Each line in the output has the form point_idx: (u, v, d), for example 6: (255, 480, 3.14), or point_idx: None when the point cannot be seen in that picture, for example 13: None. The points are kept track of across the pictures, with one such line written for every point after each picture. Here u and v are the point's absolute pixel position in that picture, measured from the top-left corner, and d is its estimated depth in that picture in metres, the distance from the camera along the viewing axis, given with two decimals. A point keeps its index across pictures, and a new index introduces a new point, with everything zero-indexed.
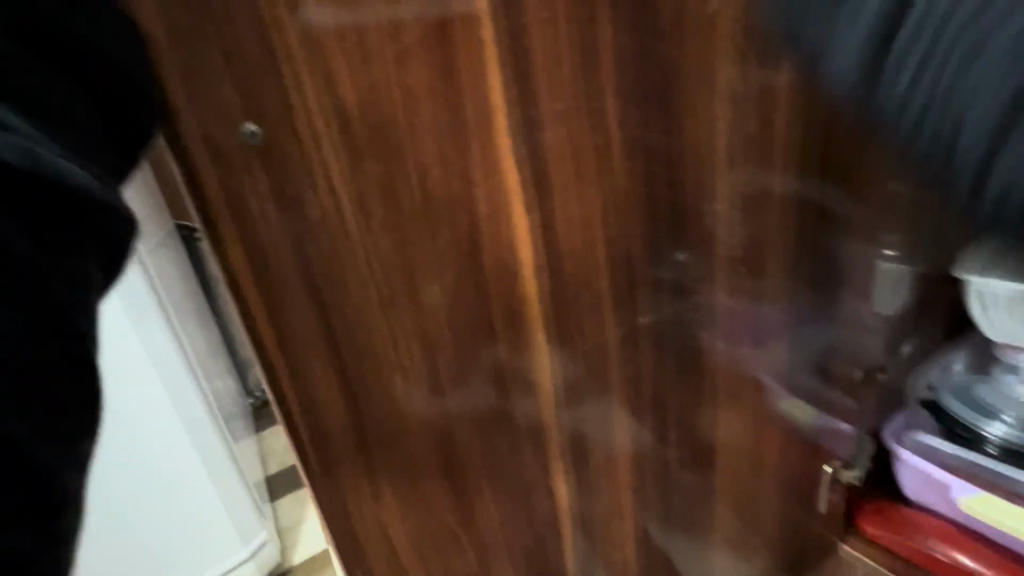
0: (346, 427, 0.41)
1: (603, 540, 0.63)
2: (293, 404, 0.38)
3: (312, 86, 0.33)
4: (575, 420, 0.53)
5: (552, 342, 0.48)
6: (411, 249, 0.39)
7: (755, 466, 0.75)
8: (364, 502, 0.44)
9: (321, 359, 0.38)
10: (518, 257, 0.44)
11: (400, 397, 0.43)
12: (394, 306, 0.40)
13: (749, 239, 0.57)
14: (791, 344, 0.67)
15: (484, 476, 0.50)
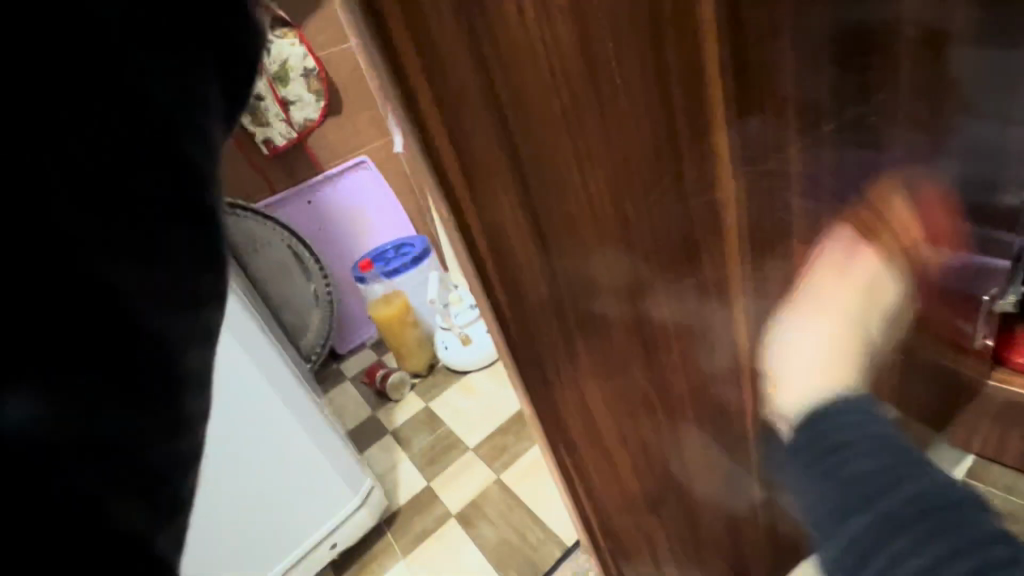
0: (536, 272, 0.35)
1: (780, 401, 0.58)
2: (486, 255, 0.33)
3: None
4: (759, 261, 0.46)
5: (742, 159, 0.41)
6: (594, 31, 0.32)
7: (910, 306, 0.69)
8: (563, 370, 0.39)
9: (507, 195, 0.32)
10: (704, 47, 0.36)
11: (587, 231, 0.36)
12: (581, 116, 0.33)
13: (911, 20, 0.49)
14: (936, 162, 0.63)
15: (673, 330, 0.44)
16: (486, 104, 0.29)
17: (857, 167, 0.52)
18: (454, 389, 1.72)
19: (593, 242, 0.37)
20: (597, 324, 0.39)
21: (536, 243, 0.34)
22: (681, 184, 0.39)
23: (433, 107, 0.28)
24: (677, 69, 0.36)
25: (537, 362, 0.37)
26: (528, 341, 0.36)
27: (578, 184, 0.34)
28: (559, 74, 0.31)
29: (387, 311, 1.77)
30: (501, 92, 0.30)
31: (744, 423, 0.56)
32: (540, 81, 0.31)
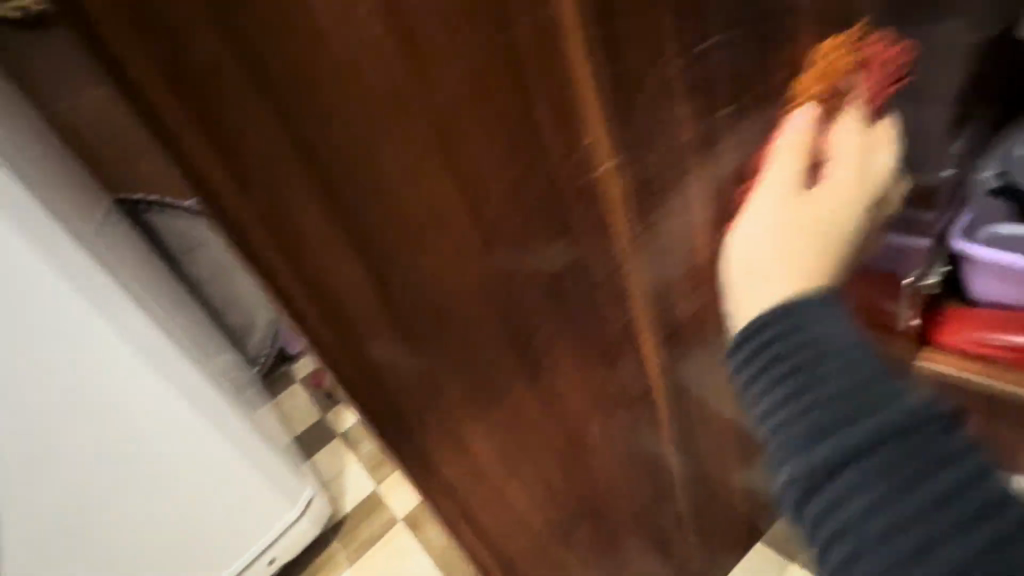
0: (373, 309, 0.30)
1: (705, 417, 0.53)
2: (294, 286, 0.28)
3: None
4: (660, 267, 0.42)
5: (622, 161, 0.36)
6: (400, 18, 0.27)
7: (833, 299, 0.68)
8: (426, 406, 0.34)
9: (311, 214, 0.27)
10: (563, 33, 0.31)
11: (432, 255, 0.31)
12: (399, 118, 0.28)
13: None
14: (857, 146, 0.60)
15: (562, 350, 0.39)
16: (273, 118, 0.25)
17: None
18: None
19: (443, 266, 0.32)
20: (459, 352, 0.34)
21: (369, 276, 0.29)
22: (548, 195, 0.35)
23: (194, 128, 0.23)
24: (531, 64, 0.31)
25: (389, 404, 0.33)
26: (375, 385, 0.32)
27: (415, 205, 0.30)
28: (368, 79, 0.26)
29: None
30: (291, 104, 0.25)
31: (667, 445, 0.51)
32: (337, 80, 0.26)
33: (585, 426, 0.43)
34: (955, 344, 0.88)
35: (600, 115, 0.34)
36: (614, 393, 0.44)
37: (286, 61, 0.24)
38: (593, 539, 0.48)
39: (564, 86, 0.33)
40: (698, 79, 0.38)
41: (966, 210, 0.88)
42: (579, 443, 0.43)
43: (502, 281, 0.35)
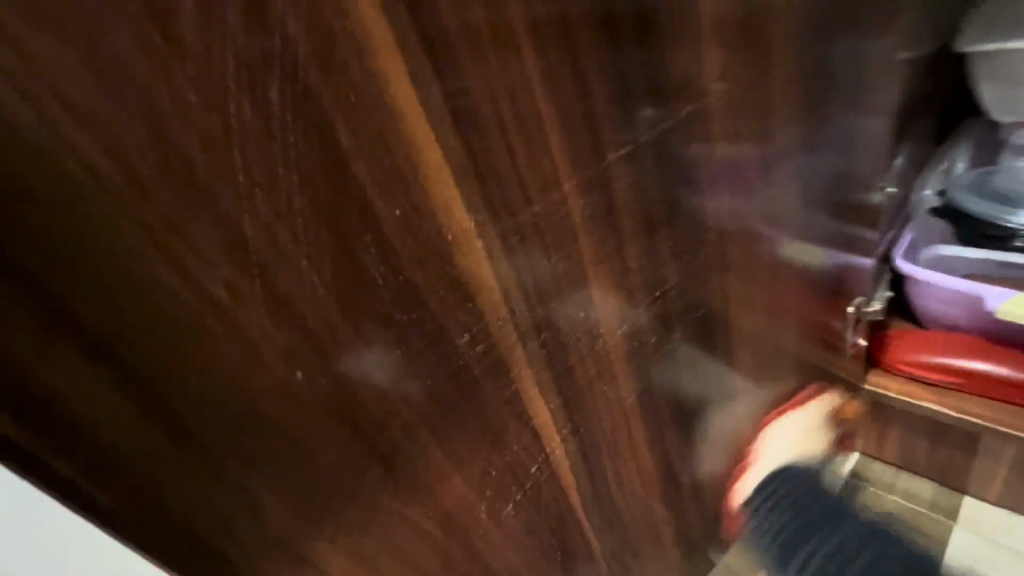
0: (175, 466, 0.23)
1: (623, 478, 0.48)
2: (48, 464, 0.20)
3: None
4: (548, 331, 0.37)
5: (484, 221, 0.30)
6: (158, 96, 0.19)
7: (774, 338, 0.63)
8: (251, 538, 0.27)
9: (57, 373, 0.19)
10: (383, 81, 0.24)
11: (232, 354, 0.24)
12: (179, 232, 0.21)
13: (737, 16, 0.39)
14: (796, 176, 0.54)
15: (431, 437, 0.33)
16: None
17: (685, 183, 0.41)
18: None
19: (253, 365, 0.24)
20: (298, 476, 0.27)
21: (140, 403, 0.22)
22: (407, 280, 0.28)
23: None
24: (337, 98, 0.23)
25: (198, 556, 0.25)
26: (180, 534, 0.24)
27: (193, 297, 0.22)
28: (68, 136, 0.18)
29: None
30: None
31: (582, 515, 0.45)
32: (74, 195, 0.18)
33: (469, 514, 0.37)
34: (901, 365, 0.86)
35: (441, 162, 0.27)
36: (505, 473, 0.38)
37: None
38: None
39: (383, 124, 0.25)
40: (576, 108, 0.31)
41: (907, 228, 0.87)
42: (463, 532, 0.37)
43: (355, 387, 0.28)
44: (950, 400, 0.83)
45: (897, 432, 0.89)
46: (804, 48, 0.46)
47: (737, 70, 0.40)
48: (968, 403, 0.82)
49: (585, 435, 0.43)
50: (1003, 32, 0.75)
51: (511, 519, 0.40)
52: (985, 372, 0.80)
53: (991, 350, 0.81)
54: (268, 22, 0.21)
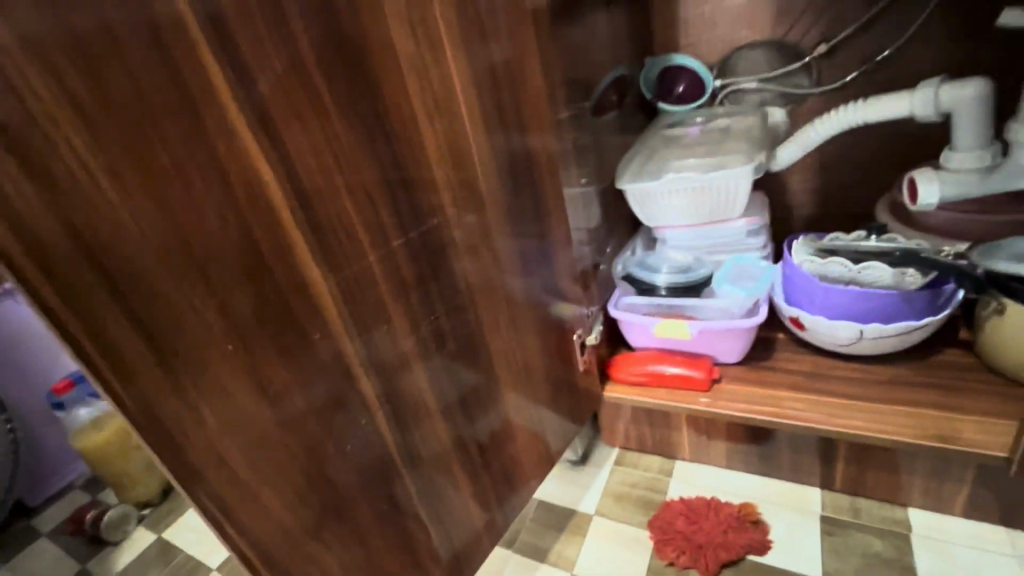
0: (152, 371, 0.48)
1: (421, 434, 0.78)
2: (97, 357, 0.44)
3: (43, 87, 0.39)
4: (367, 334, 0.67)
5: (326, 270, 0.60)
6: (174, 204, 0.47)
7: (527, 355, 1.01)
8: (189, 429, 0.51)
9: (109, 312, 0.44)
10: (275, 205, 0.54)
11: (193, 325, 0.50)
12: (173, 259, 0.48)
13: (460, 177, 0.78)
14: (521, 256, 0.94)
15: (297, 389, 0.59)
16: (70, 243, 0.42)
17: (440, 254, 0.76)
18: (192, 511, 1.57)
19: (202, 332, 0.50)
20: (217, 395, 0.52)
21: (149, 343, 0.47)
22: (282, 296, 0.56)
23: (29, 264, 0.40)
24: (253, 215, 0.53)
25: (159, 426, 0.49)
26: (147, 409, 0.48)
27: (179, 296, 0.48)
28: (143, 222, 0.45)
29: (97, 437, 1.52)
30: (81, 234, 0.42)
31: (392, 456, 0.74)
32: (132, 241, 0.45)
33: (321, 443, 0.63)
34: (626, 375, 1.30)
35: (303, 238, 0.57)
36: (343, 420, 0.65)
37: (77, 211, 0.42)
38: (336, 529, 0.67)
39: (274, 222, 0.55)
40: (373, 218, 0.65)
41: (619, 290, 1.33)
42: (315, 453, 0.62)
43: (250, 350, 0.54)
44: (654, 393, 1.26)
45: (629, 423, 1.33)
46: (508, 190, 0.88)
47: (465, 200, 0.79)
48: (663, 393, 1.25)
49: (392, 401, 0.72)
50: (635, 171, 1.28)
51: (345, 451, 0.66)
52: (665, 370, 1.25)
53: (667, 355, 1.27)
54: (224, 181, 0.50)
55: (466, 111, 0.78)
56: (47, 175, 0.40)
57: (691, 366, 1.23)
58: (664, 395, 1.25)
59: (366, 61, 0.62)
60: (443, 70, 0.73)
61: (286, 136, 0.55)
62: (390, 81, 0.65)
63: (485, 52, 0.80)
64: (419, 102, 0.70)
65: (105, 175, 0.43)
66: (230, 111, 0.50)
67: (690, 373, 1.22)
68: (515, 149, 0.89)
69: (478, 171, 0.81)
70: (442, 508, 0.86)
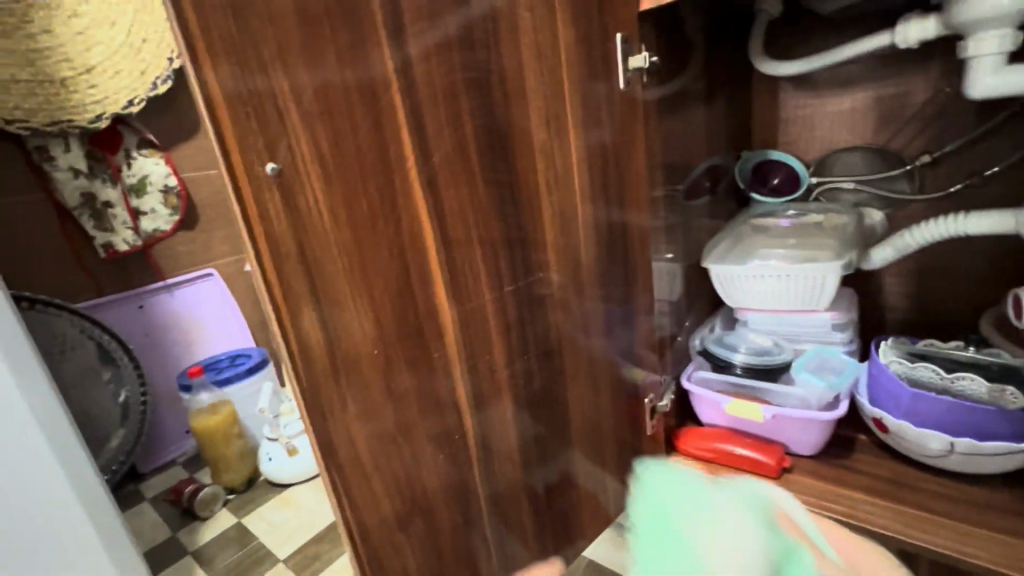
0: (323, 360, 0.62)
1: (499, 462, 0.87)
2: (292, 342, 0.59)
3: (308, 152, 0.57)
4: (472, 361, 0.79)
5: (451, 303, 0.74)
6: (362, 236, 0.63)
7: (599, 408, 1.08)
8: (337, 411, 0.64)
9: (307, 310, 0.59)
10: (427, 246, 0.70)
11: (355, 330, 0.64)
12: (353, 277, 0.63)
13: (565, 241, 0.91)
14: (605, 316, 1.04)
15: (414, 397, 0.72)
16: (296, 257, 0.57)
17: (539, 305, 0.89)
18: (271, 504, 1.73)
19: (360, 337, 0.65)
20: (359, 389, 0.66)
21: (326, 339, 0.61)
22: (417, 319, 0.70)
23: (270, 268, 0.56)
24: (411, 252, 0.68)
25: (318, 404, 0.62)
26: (313, 391, 0.61)
27: (352, 306, 0.63)
28: (343, 249, 0.61)
29: (208, 421, 1.73)
30: (304, 251, 0.58)
31: (473, 473, 0.83)
32: (331, 261, 0.60)
33: (422, 447, 0.74)
34: (693, 450, 1.29)
35: (440, 276, 0.72)
36: (442, 431, 0.77)
37: (305, 235, 0.58)
38: (420, 527, 0.76)
39: (424, 260, 0.70)
40: (492, 266, 0.79)
41: (693, 365, 1.38)
42: (417, 453, 0.74)
43: (388, 357, 0.68)
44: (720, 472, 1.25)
45: None
46: (603, 257, 1.00)
47: (566, 261, 0.92)
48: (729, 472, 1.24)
49: (481, 425, 0.83)
50: (722, 252, 1.36)
51: (439, 458, 0.77)
52: (735, 451, 1.24)
53: (738, 436, 1.27)
54: (399, 226, 0.66)
55: (577, 186, 0.92)
56: (298, 210, 0.57)
57: (762, 451, 1.22)
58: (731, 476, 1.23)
59: (508, 144, 0.78)
60: (564, 152, 0.88)
61: (444, 196, 0.70)
62: (522, 161, 0.81)
63: (600, 141, 0.95)
64: (542, 176, 0.85)
65: (327, 213, 0.59)
66: (411, 173, 0.66)
67: (761, 458, 1.21)
68: (613, 221, 1.02)
69: (580, 237, 0.94)
70: (505, 536, 0.92)
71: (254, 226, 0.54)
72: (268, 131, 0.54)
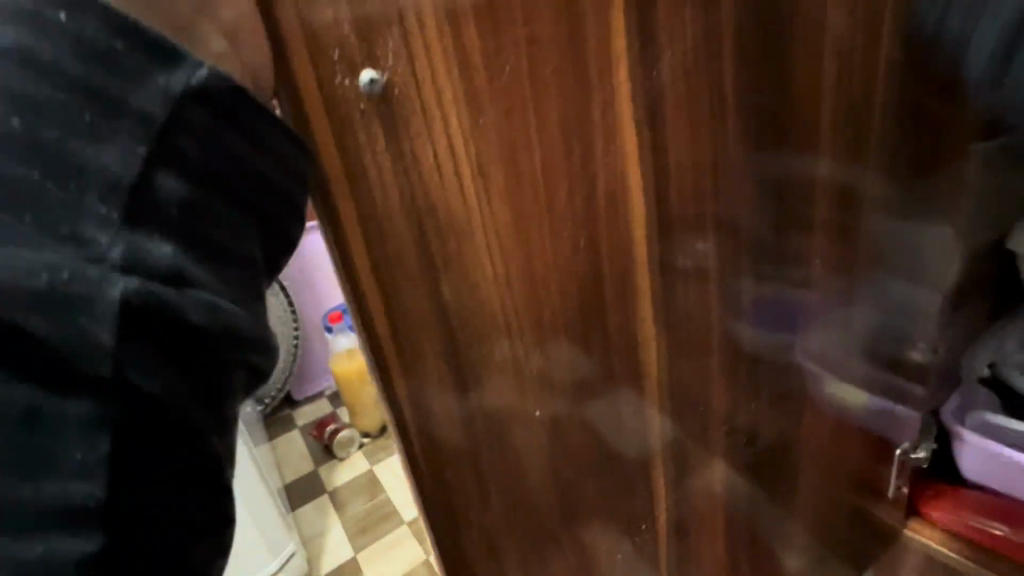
0: (454, 425, 0.37)
1: (695, 544, 0.58)
2: (403, 397, 0.34)
3: (440, 49, 0.28)
4: (677, 410, 0.49)
5: (660, 324, 0.44)
6: (529, 214, 0.34)
7: (841, 466, 0.72)
8: (470, 493, 0.40)
9: (434, 348, 0.34)
10: (634, 230, 0.39)
11: (507, 375, 0.38)
12: (509, 289, 0.35)
13: (841, 216, 0.54)
14: (874, 332, 0.66)
15: (585, 464, 0.46)
16: (412, 259, 0.31)
17: (781, 321, 0.55)
18: (400, 455, 1.69)
19: (514, 384, 0.39)
20: (506, 461, 0.41)
21: (460, 394, 0.37)
22: (603, 351, 0.42)
23: (371, 282, 0.31)
24: (607, 243, 0.38)
25: (444, 486, 0.39)
26: (434, 470, 0.38)
27: (503, 340, 0.37)
28: (494, 243, 0.33)
29: (347, 365, 1.73)
30: (432, 249, 0.32)
31: (658, 559, 0.56)
32: (474, 267, 0.33)
33: (591, 530, 0.49)
34: (945, 520, 0.81)
35: (648, 283, 0.42)
36: (620, 509, 0.50)
37: (433, 220, 0.31)
38: None
39: (627, 256, 0.40)
40: (728, 262, 0.46)
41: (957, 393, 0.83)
42: (581, 539, 0.49)
43: (552, 412, 0.42)
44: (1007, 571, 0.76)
45: None
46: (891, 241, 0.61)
47: (834, 250, 0.55)
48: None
49: (678, 498, 0.54)
50: None
51: (613, 544, 0.51)
52: None
53: None
54: (592, 197, 0.36)
55: (884, 118, 0.51)
56: (426, 169, 0.30)
57: None
58: None
59: (787, 38, 0.42)
60: (873, 54, 0.48)
61: (671, 142, 0.38)
62: (807, 72, 0.44)
63: (943, 34, 0.51)
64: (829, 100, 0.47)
65: (471, 175, 0.31)
66: (619, 96, 0.35)
67: None
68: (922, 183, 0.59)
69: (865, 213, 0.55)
70: None
71: (340, 205, 0.29)
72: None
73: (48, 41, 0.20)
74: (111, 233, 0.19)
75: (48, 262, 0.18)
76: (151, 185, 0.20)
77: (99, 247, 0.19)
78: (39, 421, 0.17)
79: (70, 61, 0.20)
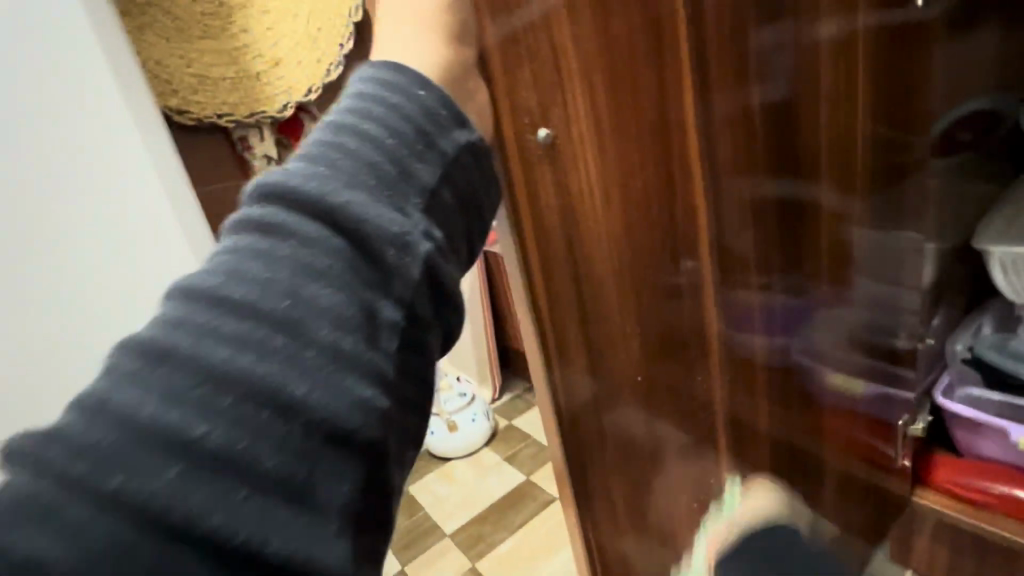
0: (582, 378, 0.51)
1: None
2: (552, 351, 0.49)
3: (584, 112, 0.43)
4: (733, 379, 0.61)
5: (719, 306, 0.57)
6: (634, 222, 0.48)
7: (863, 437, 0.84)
8: (588, 437, 0.53)
9: (572, 317, 0.48)
10: (700, 233, 0.53)
11: (619, 343, 0.51)
12: (621, 277, 0.48)
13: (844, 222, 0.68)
14: (879, 319, 0.79)
15: (669, 423, 0.57)
16: (562, 252, 0.46)
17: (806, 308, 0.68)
18: (435, 474, 1.76)
19: (622, 353, 0.51)
20: (614, 413, 0.53)
21: (589, 356, 0.50)
22: (681, 328, 0.55)
23: (537, 267, 0.46)
24: (683, 244, 0.52)
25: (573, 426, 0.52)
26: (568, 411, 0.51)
27: (615, 315, 0.50)
28: (612, 242, 0.47)
29: None
30: (574, 245, 0.46)
31: None
32: (600, 259, 0.47)
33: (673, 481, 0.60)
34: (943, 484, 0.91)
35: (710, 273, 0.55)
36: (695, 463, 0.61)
37: (576, 226, 0.45)
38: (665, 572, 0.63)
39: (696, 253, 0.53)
40: (765, 258, 0.60)
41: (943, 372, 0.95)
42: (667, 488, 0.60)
43: (647, 377, 0.54)
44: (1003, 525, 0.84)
45: None
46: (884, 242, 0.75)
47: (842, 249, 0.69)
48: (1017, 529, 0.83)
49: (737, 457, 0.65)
50: None
51: (690, 496, 0.62)
52: None
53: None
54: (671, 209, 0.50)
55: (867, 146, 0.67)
56: (572, 191, 0.44)
57: None
58: (1012, 528, 0.83)
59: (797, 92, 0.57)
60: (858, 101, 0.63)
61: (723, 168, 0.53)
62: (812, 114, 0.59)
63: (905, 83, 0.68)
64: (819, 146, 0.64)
65: (599, 195, 0.45)
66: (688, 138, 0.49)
67: None
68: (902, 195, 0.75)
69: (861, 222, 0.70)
70: None
71: (523, 215, 0.44)
72: (540, 83, 0.41)
73: (412, 101, 0.33)
74: (417, 217, 0.31)
75: (391, 225, 0.30)
76: (437, 197, 0.33)
77: (413, 220, 0.31)
78: (379, 320, 0.29)
79: (418, 112, 0.33)
